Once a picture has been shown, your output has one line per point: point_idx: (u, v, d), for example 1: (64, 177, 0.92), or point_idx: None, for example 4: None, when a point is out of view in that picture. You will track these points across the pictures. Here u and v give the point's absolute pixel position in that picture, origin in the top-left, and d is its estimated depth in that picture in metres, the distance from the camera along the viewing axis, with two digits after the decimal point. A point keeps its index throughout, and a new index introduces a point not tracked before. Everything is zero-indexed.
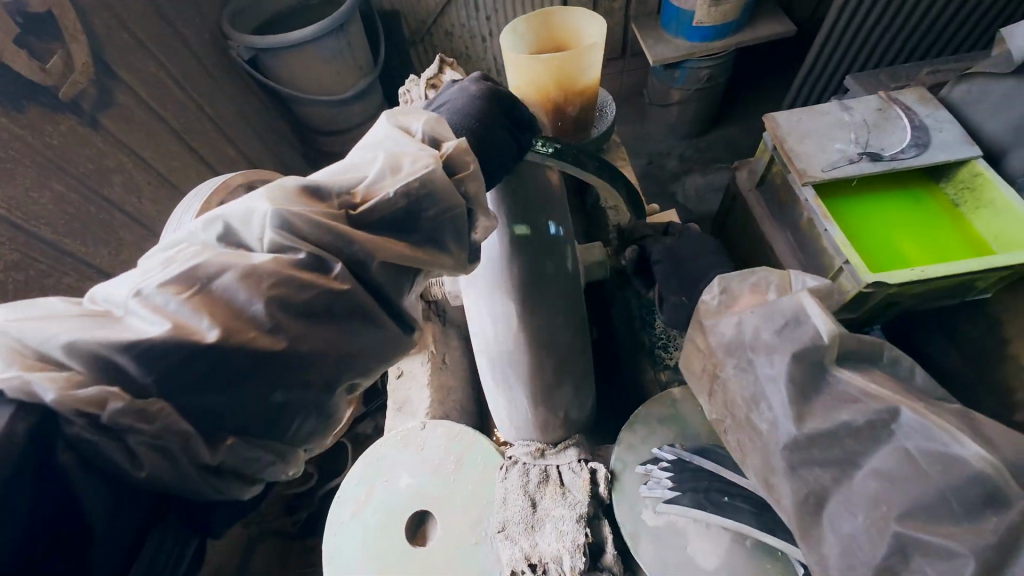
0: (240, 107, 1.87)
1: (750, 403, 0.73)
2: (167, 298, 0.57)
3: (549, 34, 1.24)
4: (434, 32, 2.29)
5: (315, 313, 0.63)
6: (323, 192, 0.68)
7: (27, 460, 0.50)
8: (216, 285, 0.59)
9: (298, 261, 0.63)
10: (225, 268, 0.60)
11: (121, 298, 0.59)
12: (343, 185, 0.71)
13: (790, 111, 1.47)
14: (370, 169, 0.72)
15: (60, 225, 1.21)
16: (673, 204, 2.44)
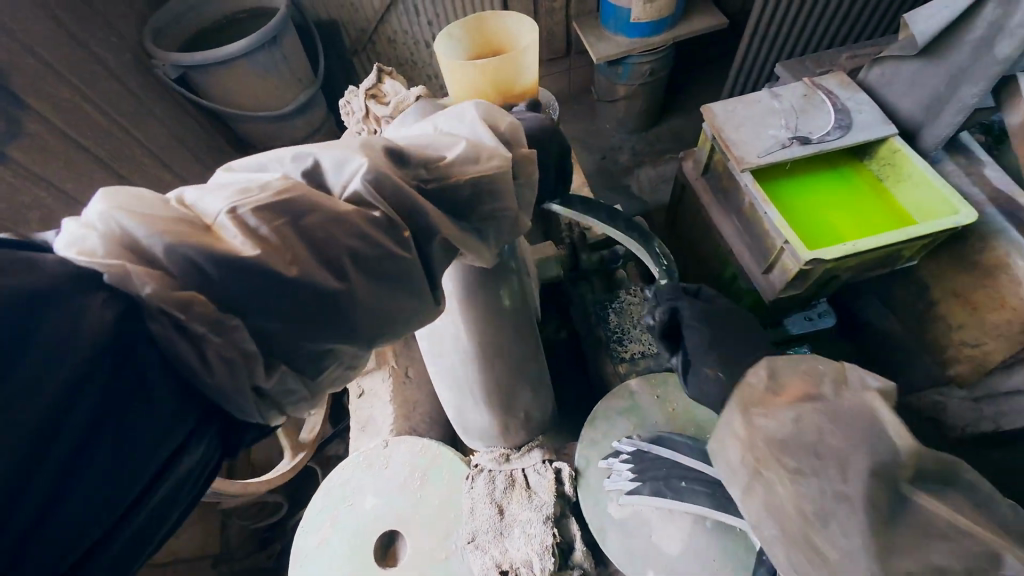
0: (172, 129, 1.79)
1: (813, 521, 0.62)
2: (256, 223, 0.52)
3: (484, 40, 1.24)
4: (376, 41, 2.25)
5: (371, 272, 0.60)
6: (404, 157, 0.63)
7: (108, 345, 0.47)
8: (300, 223, 0.54)
9: (371, 218, 0.59)
10: (309, 206, 0.55)
11: (212, 208, 0.54)
12: (430, 152, 0.67)
13: (725, 102, 1.53)
14: (448, 146, 0.68)
15: None
16: (628, 197, 2.50)
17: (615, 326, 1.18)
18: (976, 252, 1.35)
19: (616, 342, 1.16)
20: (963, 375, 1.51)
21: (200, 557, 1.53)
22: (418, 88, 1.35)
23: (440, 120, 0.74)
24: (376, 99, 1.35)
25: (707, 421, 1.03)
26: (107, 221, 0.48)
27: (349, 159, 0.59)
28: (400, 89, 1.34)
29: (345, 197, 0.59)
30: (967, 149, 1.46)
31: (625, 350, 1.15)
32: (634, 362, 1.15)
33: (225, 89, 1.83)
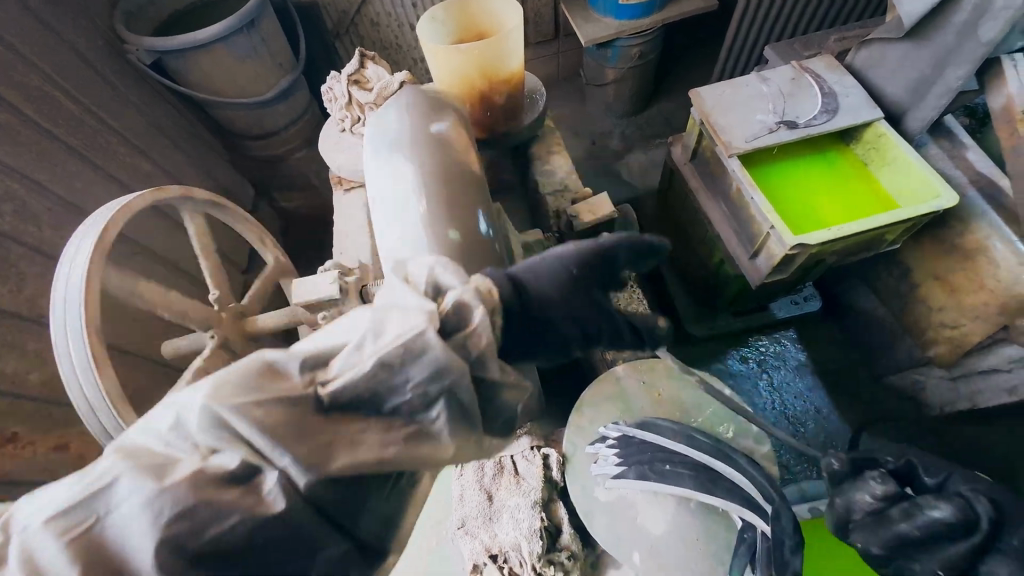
0: (150, 117, 1.73)
1: None
2: (67, 538, 0.49)
3: (467, 23, 1.21)
4: (359, 23, 2.19)
5: (233, 552, 0.52)
6: (284, 370, 0.59)
7: None
8: (115, 515, 0.51)
9: (223, 471, 0.53)
10: (138, 488, 0.51)
11: (35, 518, 0.51)
12: (330, 348, 0.62)
13: (713, 86, 1.52)
14: (350, 332, 0.62)
15: None
16: (618, 182, 2.49)
17: None
18: (957, 235, 1.38)
19: None
20: (943, 356, 1.54)
21: None
22: (402, 73, 1.32)
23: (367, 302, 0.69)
24: (359, 85, 1.32)
25: (692, 404, 1.05)
26: None
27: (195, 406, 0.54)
28: (383, 74, 1.30)
29: (194, 455, 0.54)
30: (951, 133, 1.47)
31: None
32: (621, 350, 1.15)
33: (203, 75, 1.77)
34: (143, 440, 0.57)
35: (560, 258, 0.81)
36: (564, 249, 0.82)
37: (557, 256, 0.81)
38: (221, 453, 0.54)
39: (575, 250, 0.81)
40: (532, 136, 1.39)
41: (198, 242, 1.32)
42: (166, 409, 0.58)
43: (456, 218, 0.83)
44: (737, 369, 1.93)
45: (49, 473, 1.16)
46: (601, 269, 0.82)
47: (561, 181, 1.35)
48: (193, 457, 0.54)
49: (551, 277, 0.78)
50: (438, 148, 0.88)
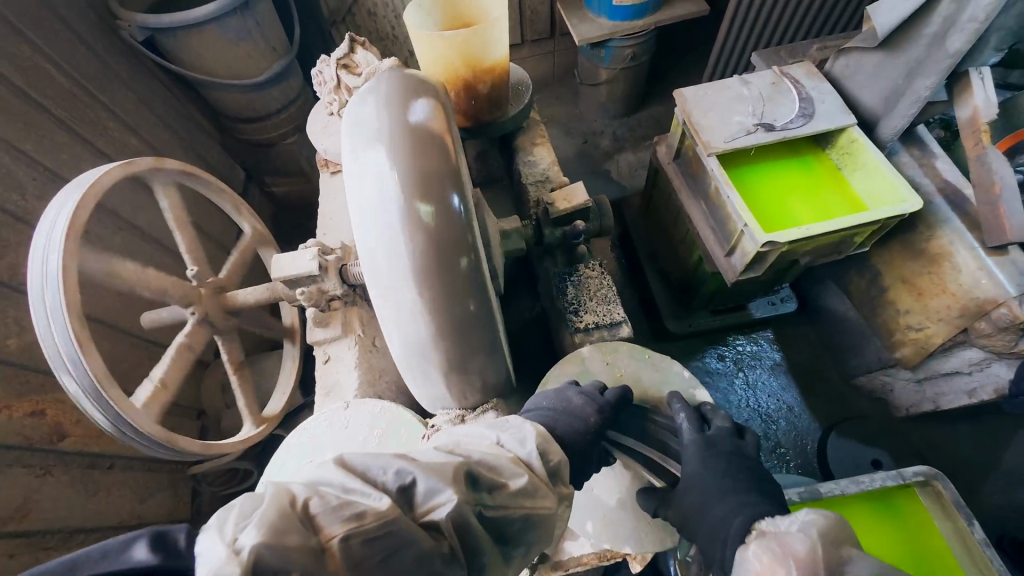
0: (139, 94, 1.73)
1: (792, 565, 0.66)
2: (328, 541, 0.57)
3: (455, 12, 1.23)
4: (356, 12, 2.23)
5: None
6: (476, 477, 0.69)
7: None
8: (353, 545, 0.57)
9: (433, 537, 0.63)
10: (386, 523, 0.59)
11: (303, 511, 0.58)
12: (504, 469, 0.73)
13: (696, 86, 1.57)
14: (517, 464, 0.74)
15: None
16: (607, 180, 2.53)
17: (573, 294, 1.12)
18: (924, 240, 1.42)
19: (571, 312, 1.10)
20: (906, 359, 1.57)
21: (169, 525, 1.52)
22: (391, 60, 1.34)
23: (505, 435, 0.79)
24: (348, 70, 1.34)
25: (653, 385, 1.01)
26: (220, 539, 0.54)
27: (438, 490, 0.64)
28: (372, 60, 1.33)
29: (422, 513, 0.64)
30: (922, 142, 1.52)
31: (579, 321, 1.09)
32: (588, 333, 1.09)
33: (196, 55, 1.78)
34: (373, 474, 0.66)
35: (581, 419, 0.87)
36: (588, 417, 0.86)
37: (582, 427, 0.85)
38: (436, 515, 0.63)
39: (592, 407, 0.88)
40: (517, 127, 1.42)
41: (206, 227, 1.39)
42: (397, 461, 0.67)
43: (429, 194, 0.78)
44: (715, 367, 1.99)
45: (24, 439, 1.17)
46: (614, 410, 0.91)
47: (543, 172, 1.38)
48: (415, 515, 0.64)
49: (584, 450, 0.85)
50: (415, 124, 0.81)
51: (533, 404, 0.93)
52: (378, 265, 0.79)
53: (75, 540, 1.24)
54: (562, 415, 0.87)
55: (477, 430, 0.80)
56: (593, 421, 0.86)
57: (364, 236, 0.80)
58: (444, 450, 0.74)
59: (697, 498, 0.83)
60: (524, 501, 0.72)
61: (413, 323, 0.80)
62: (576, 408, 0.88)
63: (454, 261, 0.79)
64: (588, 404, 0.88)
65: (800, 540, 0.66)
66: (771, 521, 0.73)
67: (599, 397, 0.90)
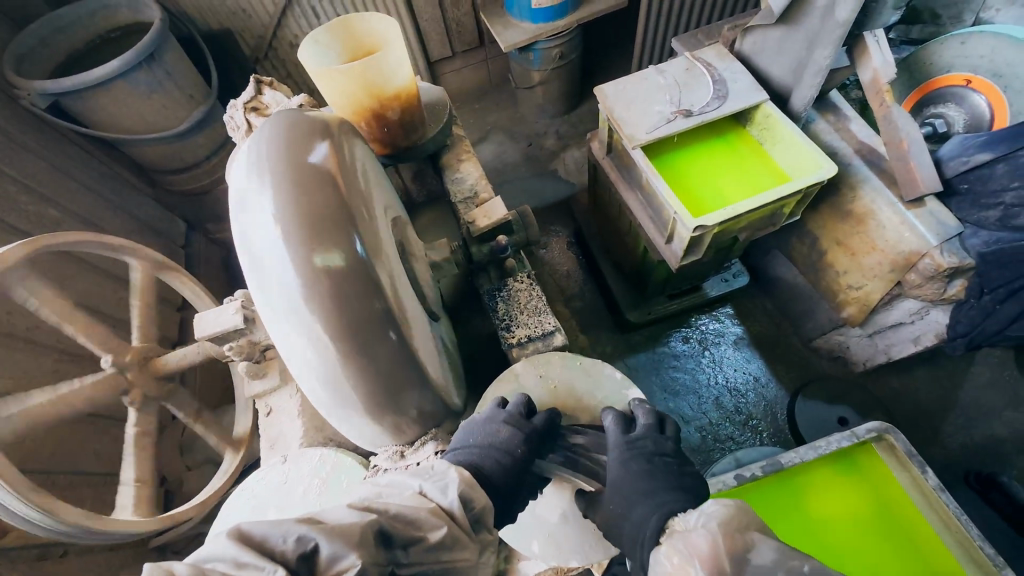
0: (50, 159, 1.66)
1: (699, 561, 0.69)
2: None
3: (353, 42, 1.22)
4: (277, 46, 2.22)
5: None
6: (389, 539, 0.69)
7: None
8: None
9: None
10: None
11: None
12: (419, 521, 0.71)
13: (615, 81, 1.58)
14: (435, 512, 0.73)
15: None
16: (555, 179, 2.54)
17: (504, 310, 1.12)
18: (848, 201, 1.46)
19: (503, 328, 1.10)
20: (853, 317, 1.62)
21: None
22: (300, 96, 1.33)
23: (428, 483, 0.77)
24: (257, 111, 1.32)
25: (589, 390, 1.02)
26: None
27: (342, 556, 0.62)
28: (281, 99, 1.31)
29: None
30: (835, 107, 1.56)
31: (512, 336, 1.09)
32: (523, 347, 1.09)
33: (107, 113, 1.72)
34: (271, 540, 0.63)
35: (507, 451, 0.86)
36: (515, 450, 0.86)
37: (508, 461, 0.86)
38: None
39: (517, 437, 0.88)
40: (438, 146, 1.41)
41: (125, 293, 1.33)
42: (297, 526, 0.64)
43: (326, 239, 0.76)
44: (681, 349, 2.01)
45: None
46: (542, 439, 0.91)
47: (470, 188, 1.38)
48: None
49: (511, 482, 0.86)
50: (304, 170, 0.80)
51: (460, 441, 0.91)
52: (282, 318, 0.77)
53: None
54: (489, 451, 0.87)
55: (401, 480, 0.79)
56: (519, 453, 0.86)
57: (262, 292, 0.78)
58: (358, 506, 0.72)
59: (625, 495, 0.85)
60: (442, 553, 0.72)
61: (330, 372, 0.79)
62: (502, 439, 0.88)
63: (361, 302, 0.77)
64: (514, 437, 0.88)
65: (703, 536, 0.71)
66: (682, 519, 0.78)
67: (526, 425, 0.90)
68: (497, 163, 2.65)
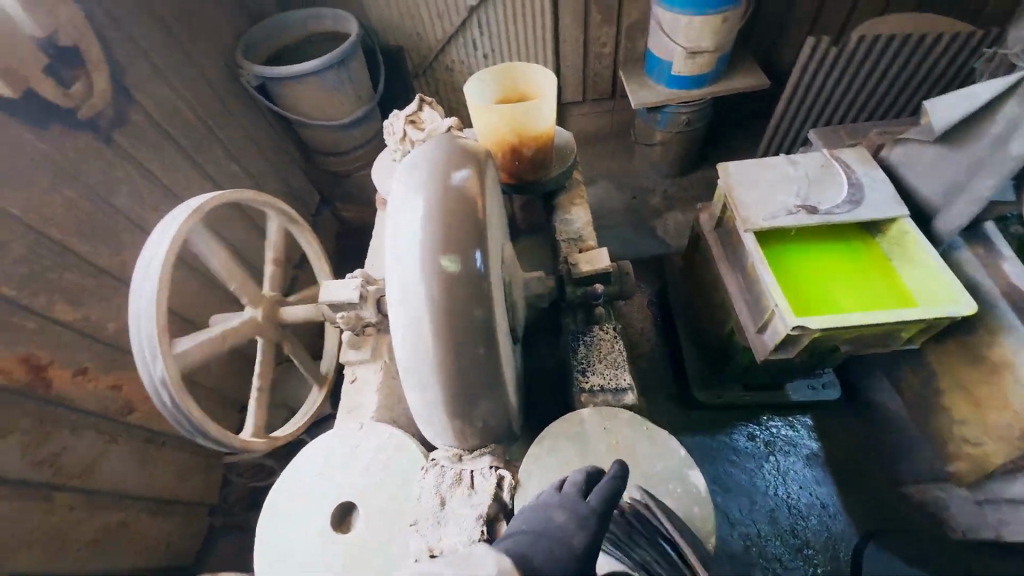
0: (244, 125, 2.02)
1: None
2: None
3: (510, 85, 1.38)
4: (436, 66, 2.58)
5: None
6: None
7: None
8: None
9: None
10: None
11: None
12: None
13: (741, 162, 1.59)
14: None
15: (78, 230, 1.30)
16: (652, 237, 2.56)
17: (583, 354, 1.17)
18: (984, 346, 1.32)
19: (578, 370, 1.15)
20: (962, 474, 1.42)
21: (200, 505, 1.66)
22: (452, 119, 1.52)
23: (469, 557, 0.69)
24: (414, 124, 1.52)
25: (649, 459, 1.01)
26: None
27: None
28: (436, 119, 1.51)
29: None
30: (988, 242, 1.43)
31: (585, 382, 1.13)
32: (592, 394, 1.13)
33: (296, 99, 2.08)
34: None
35: (561, 538, 0.76)
36: (569, 540, 0.76)
37: (562, 552, 0.75)
38: None
39: (572, 523, 0.79)
40: (556, 186, 1.51)
41: (272, 245, 1.55)
42: None
43: (455, 249, 0.87)
44: (743, 446, 1.88)
45: (100, 409, 1.33)
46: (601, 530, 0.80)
47: (576, 232, 1.46)
48: None
49: None
50: (451, 188, 0.93)
51: (513, 527, 0.82)
52: (401, 306, 0.89)
53: (125, 503, 1.40)
54: (539, 537, 0.77)
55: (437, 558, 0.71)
56: (577, 545, 0.76)
57: (392, 280, 0.90)
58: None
59: None
60: None
61: (424, 364, 0.89)
62: (552, 521, 0.80)
63: (466, 312, 0.87)
64: (569, 523, 0.79)
65: None
66: None
67: (581, 511, 0.81)
68: (598, 207, 2.71)
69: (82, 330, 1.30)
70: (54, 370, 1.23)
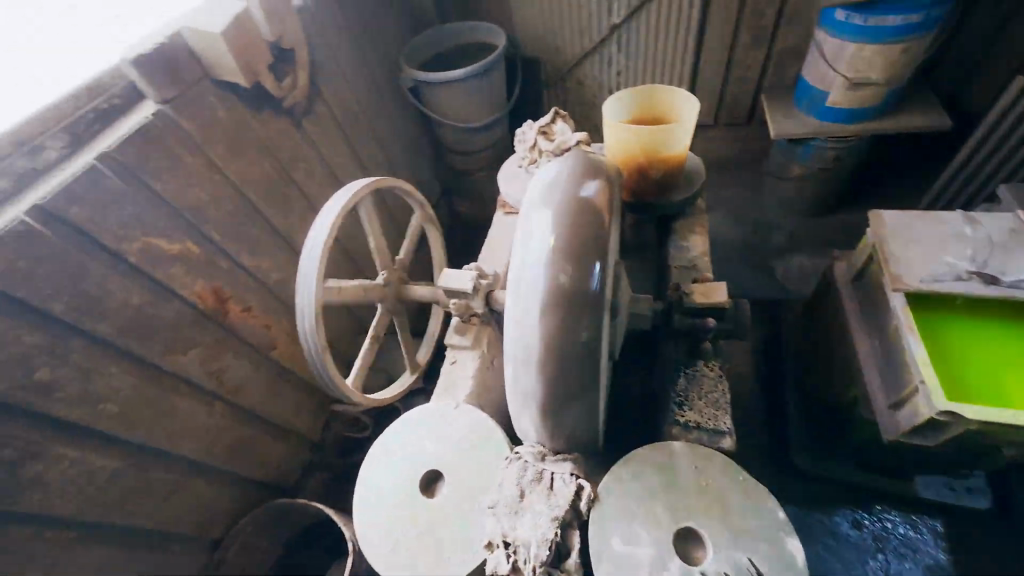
0: (394, 121, 2.29)
1: None
2: None
3: (649, 106, 1.39)
4: (568, 79, 2.66)
5: None
6: None
7: None
8: None
9: None
10: None
11: None
12: None
13: (902, 212, 1.40)
14: None
15: (265, 196, 1.58)
16: (769, 278, 2.35)
17: (682, 387, 1.14)
18: None
19: (675, 402, 1.12)
20: None
21: (306, 442, 1.91)
22: (582, 134, 1.57)
23: None
24: (546, 135, 1.60)
25: (743, 513, 0.94)
26: None
27: None
28: (567, 132, 1.58)
29: None
30: None
31: (681, 415, 1.10)
32: (686, 429, 1.09)
33: (440, 102, 2.29)
34: None
35: None
36: None
37: None
38: None
39: None
40: (677, 211, 1.49)
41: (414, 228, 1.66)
42: None
43: (577, 259, 0.92)
44: (846, 533, 1.63)
45: (255, 342, 1.59)
46: None
47: (691, 260, 1.41)
48: None
49: None
50: (582, 200, 0.97)
51: None
52: (517, 303, 0.95)
53: (257, 421, 1.67)
54: None
55: None
56: None
57: (512, 279, 0.97)
58: None
59: None
60: None
61: (528, 361, 0.94)
62: None
63: (578, 319, 0.91)
64: None
65: None
66: None
67: None
68: (713, 237, 2.55)
69: (255, 275, 1.57)
70: (231, 303, 1.49)
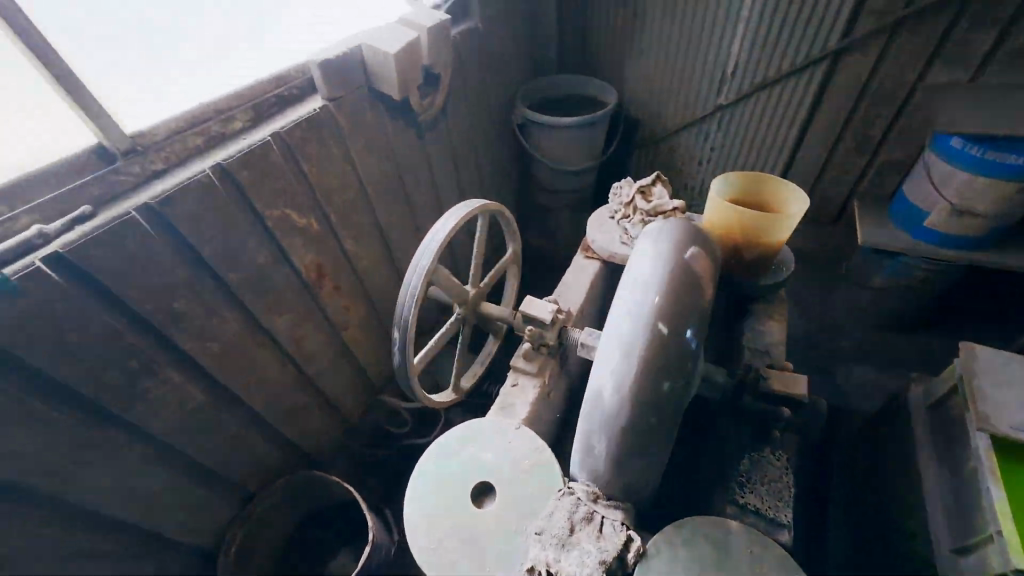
0: (496, 149, 2.47)
1: None
2: None
3: (753, 191, 1.46)
4: (662, 145, 2.79)
5: None
6: None
7: None
8: None
9: None
10: None
11: None
12: None
13: (999, 351, 1.35)
14: None
15: (379, 193, 1.76)
16: (829, 381, 2.28)
17: (744, 468, 1.15)
18: None
19: (737, 482, 1.13)
20: None
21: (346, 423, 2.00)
22: (678, 201, 1.63)
23: None
24: (643, 194, 1.68)
25: None
26: None
27: None
28: (664, 196, 1.65)
29: None
30: None
31: (740, 496, 1.10)
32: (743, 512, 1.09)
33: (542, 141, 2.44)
34: None
35: None
36: None
37: None
38: None
39: None
40: (761, 295, 1.52)
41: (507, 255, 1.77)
42: None
43: (676, 318, 0.98)
44: None
45: (335, 320, 1.72)
46: None
47: (767, 344, 1.43)
48: None
49: None
50: (689, 264, 1.04)
51: None
52: (610, 343, 1.00)
53: (313, 395, 1.77)
54: None
55: None
56: None
57: (610, 319, 1.02)
58: None
59: None
60: None
61: (608, 401, 0.98)
62: None
63: (665, 373, 0.96)
64: None
65: None
66: None
67: None
68: None
69: (351, 261, 1.72)
70: (328, 280, 1.64)
